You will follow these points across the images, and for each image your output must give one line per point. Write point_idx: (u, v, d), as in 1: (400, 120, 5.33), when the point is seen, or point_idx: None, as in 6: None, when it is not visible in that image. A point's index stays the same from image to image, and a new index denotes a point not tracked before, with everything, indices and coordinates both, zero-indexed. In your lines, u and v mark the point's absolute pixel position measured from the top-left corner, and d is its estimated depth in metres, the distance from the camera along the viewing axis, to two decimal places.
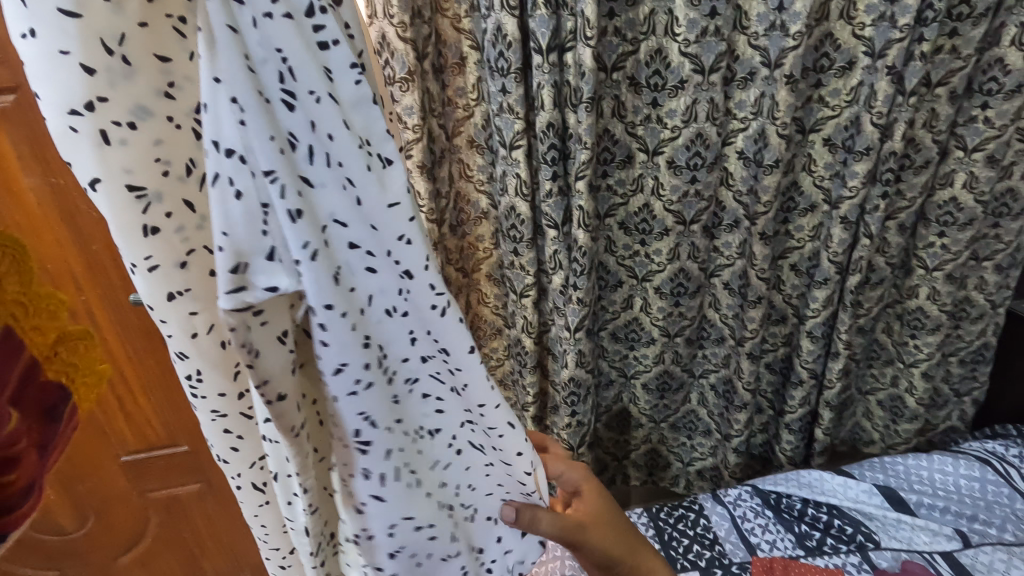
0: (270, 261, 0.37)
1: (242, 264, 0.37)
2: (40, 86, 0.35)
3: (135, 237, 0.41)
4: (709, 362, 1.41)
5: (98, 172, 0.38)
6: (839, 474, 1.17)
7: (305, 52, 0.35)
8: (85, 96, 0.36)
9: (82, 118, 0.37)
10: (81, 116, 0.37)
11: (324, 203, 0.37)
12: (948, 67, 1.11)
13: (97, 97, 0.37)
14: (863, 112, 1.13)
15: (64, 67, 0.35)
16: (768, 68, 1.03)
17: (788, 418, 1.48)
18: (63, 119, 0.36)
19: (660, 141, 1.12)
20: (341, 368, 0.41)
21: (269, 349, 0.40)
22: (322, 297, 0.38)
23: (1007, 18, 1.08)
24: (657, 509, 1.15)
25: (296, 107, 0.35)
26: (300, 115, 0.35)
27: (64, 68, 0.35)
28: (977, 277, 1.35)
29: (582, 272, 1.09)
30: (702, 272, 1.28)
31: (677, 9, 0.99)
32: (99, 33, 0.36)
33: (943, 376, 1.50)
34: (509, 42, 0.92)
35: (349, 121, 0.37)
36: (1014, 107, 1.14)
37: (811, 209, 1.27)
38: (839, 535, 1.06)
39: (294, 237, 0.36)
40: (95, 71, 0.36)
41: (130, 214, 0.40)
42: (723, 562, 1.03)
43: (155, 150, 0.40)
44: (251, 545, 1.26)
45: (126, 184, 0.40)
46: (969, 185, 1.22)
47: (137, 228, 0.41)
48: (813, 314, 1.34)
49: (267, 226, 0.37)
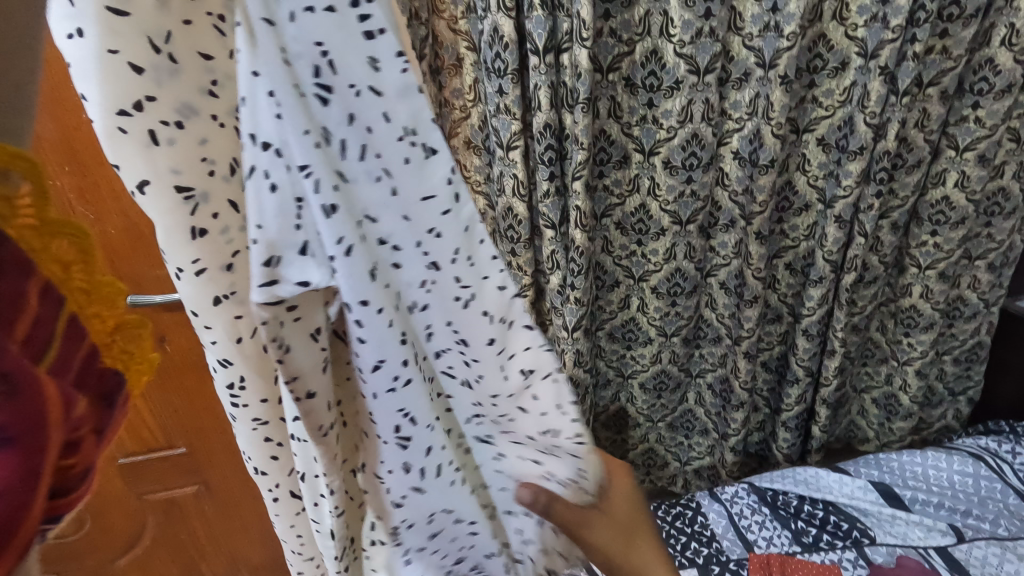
0: (301, 257, 0.33)
1: (274, 259, 0.32)
2: (85, 85, 0.30)
3: (182, 240, 0.35)
4: (706, 362, 1.42)
5: (147, 174, 0.33)
6: (834, 471, 1.18)
7: (351, 40, 0.30)
8: (130, 95, 0.31)
9: (130, 118, 0.31)
10: (129, 116, 0.31)
11: (361, 197, 0.33)
12: (939, 67, 1.12)
13: (144, 96, 0.31)
14: (857, 112, 1.14)
15: (106, 65, 0.30)
16: (763, 68, 1.04)
17: (784, 416, 1.49)
18: (107, 120, 0.31)
19: (656, 142, 1.13)
20: (378, 368, 0.36)
21: (298, 349, 0.37)
22: (358, 294, 0.33)
23: (998, 19, 1.09)
24: (655, 507, 1.15)
25: (330, 101, 0.31)
26: (335, 110, 0.31)
27: (109, 65, 0.30)
28: (971, 276, 1.37)
29: (580, 272, 1.10)
30: (699, 272, 1.28)
31: (672, 10, 0.99)
32: (146, 29, 0.30)
33: (937, 374, 1.51)
34: (505, 43, 0.92)
35: (391, 109, 0.32)
36: (1004, 107, 1.15)
37: (806, 208, 1.28)
38: (835, 531, 1.07)
39: (327, 232, 0.32)
40: (143, 69, 0.31)
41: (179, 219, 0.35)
42: (721, 559, 1.04)
43: (201, 150, 0.34)
44: (250, 548, 1.26)
45: (175, 185, 0.34)
46: (961, 185, 1.23)
47: (184, 231, 0.35)
48: (808, 312, 1.35)
49: (301, 221, 0.32)
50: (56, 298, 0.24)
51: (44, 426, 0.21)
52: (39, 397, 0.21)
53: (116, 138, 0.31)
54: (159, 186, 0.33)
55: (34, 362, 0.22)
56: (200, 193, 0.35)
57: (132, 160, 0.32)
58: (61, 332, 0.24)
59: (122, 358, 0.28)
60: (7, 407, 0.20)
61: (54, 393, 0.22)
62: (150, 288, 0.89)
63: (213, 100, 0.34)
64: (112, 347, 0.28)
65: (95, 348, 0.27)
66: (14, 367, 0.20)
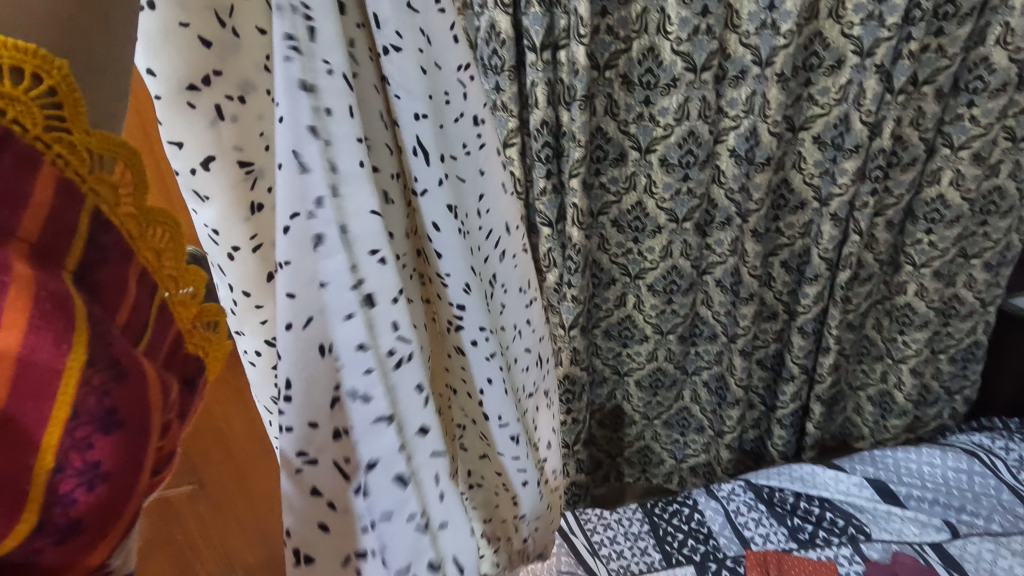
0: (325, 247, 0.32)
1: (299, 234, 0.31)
2: (151, 61, 0.28)
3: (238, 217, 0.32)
4: (702, 360, 1.42)
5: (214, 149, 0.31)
6: (830, 468, 1.19)
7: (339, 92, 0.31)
8: (198, 68, 0.29)
9: (199, 95, 0.29)
10: (199, 92, 0.29)
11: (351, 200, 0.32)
12: (934, 65, 1.12)
13: (213, 72, 0.29)
14: (852, 110, 1.14)
15: (175, 38, 0.28)
16: (759, 66, 1.04)
17: (780, 413, 1.50)
18: (170, 93, 0.29)
19: (653, 139, 1.12)
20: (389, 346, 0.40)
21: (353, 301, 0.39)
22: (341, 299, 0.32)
23: (993, 18, 1.09)
24: (652, 504, 1.16)
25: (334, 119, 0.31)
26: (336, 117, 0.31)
27: (177, 40, 0.28)
28: (967, 275, 1.37)
29: (577, 270, 1.10)
30: (695, 269, 1.28)
31: (669, 7, 0.99)
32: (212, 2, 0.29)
33: (933, 373, 1.52)
34: (502, 39, 0.92)
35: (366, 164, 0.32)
36: (999, 106, 1.15)
37: (801, 207, 1.28)
38: (831, 527, 1.08)
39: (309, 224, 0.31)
40: (212, 45, 0.29)
41: (239, 196, 0.32)
42: (718, 556, 1.04)
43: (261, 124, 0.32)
44: None
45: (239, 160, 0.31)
46: (956, 183, 1.24)
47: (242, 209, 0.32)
48: (804, 310, 1.35)
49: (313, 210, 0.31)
50: (150, 285, 0.29)
51: (148, 409, 0.25)
52: (143, 377, 0.25)
53: (176, 112, 0.29)
54: (223, 165, 0.31)
55: (132, 342, 0.27)
56: (259, 170, 0.32)
57: (192, 136, 0.30)
58: (155, 314, 0.29)
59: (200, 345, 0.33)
60: (120, 390, 0.24)
61: (154, 381, 0.26)
62: None
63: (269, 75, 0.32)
64: (192, 335, 0.32)
65: (179, 333, 0.31)
66: (123, 350, 0.25)
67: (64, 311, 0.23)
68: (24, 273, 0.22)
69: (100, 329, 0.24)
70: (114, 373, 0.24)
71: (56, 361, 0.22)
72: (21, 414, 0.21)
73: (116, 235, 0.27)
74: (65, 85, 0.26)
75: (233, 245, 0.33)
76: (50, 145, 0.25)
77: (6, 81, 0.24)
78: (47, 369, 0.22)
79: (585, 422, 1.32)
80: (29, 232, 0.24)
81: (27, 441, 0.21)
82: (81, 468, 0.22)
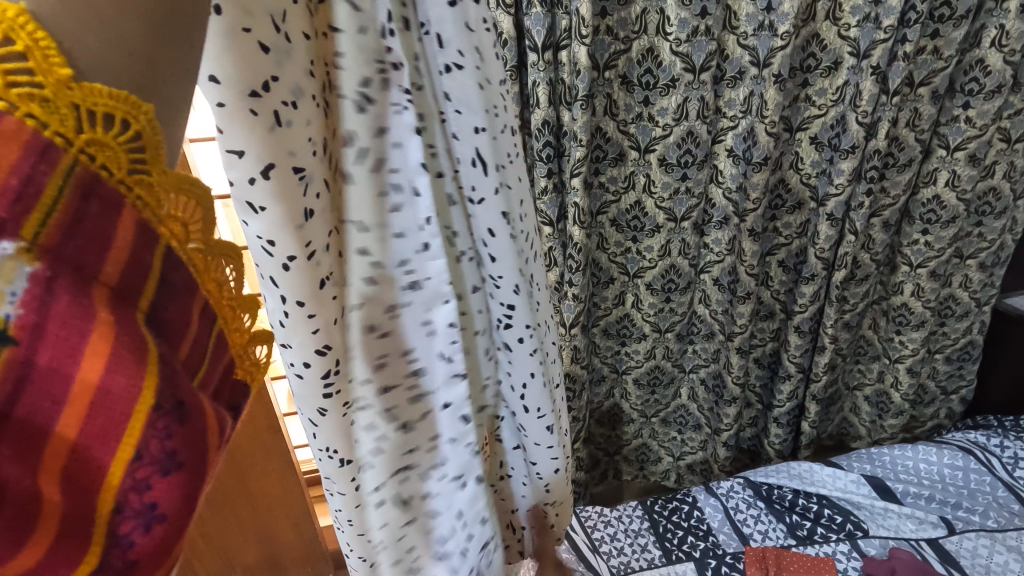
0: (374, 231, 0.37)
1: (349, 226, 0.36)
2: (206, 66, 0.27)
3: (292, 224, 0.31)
4: (699, 358, 1.43)
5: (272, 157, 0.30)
6: (828, 465, 1.19)
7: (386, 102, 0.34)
8: (257, 75, 0.28)
9: (258, 102, 0.28)
10: (257, 99, 0.28)
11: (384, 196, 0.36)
12: (930, 67, 1.13)
13: (269, 78, 0.29)
14: (848, 111, 1.15)
15: (233, 44, 0.27)
16: (757, 67, 1.05)
17: (777, 412, 1.51)
18: (228, 100, 0.28)
19: (651, 139, 1.13)
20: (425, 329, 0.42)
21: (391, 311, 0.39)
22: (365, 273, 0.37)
23: (988, 20, 1.11)
24: (652, 501, 1.16)
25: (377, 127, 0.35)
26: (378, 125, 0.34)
27: (238, 46, 0.27)
28: (962, 275, 1.39)
29: (577, 268, 1.11)
30: (692, 268, 1.29)
31: (668, 9, 1.00)
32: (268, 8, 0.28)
33: (930, 372, 1.54)
34: (504, 39, 0.93)
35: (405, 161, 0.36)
36: (995, 107, 1.17)
37: (798, 207, 1.30)
38: (829, 524, 1.09)
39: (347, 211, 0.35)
40: (270, 51, 0.28)
41: (296, 203, 0.31)
42: (717, 552, 1.05)
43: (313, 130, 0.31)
44: (246, 549, 1.26)
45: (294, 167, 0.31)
46: (952, 184, 1.25)
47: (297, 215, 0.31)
48: (800, 309, 1.36)
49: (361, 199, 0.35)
50: (211, 317, 0.27)
51: (204, 449, 0.25)
52: (200, 416, 0.25)
53: (240, 121, 0.28)
54: (281, 171, 0.30)
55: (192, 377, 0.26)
56: (310, 175, 0.32)
57: (255, 145, 0.29)
58: (214, 340, 0.28)
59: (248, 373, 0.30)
60: (180, 431, 0.24)
61: (210, 416, 0.25)
62: None
63: (313, 80, 0.31)
64: (242, 361, 0.30)
65: (233, 361, 0.29)
66: (188, 391, 0.24)
67: (136, 345, 0.23)
68: (103, 320, 0.22)
69: (169, 370, 0.24)
70: (178, 412, 0.23)
71: (127, 399, 0.22)
72: (88, 445, 0.22)
73: (187, 270, 0.26)
74: (149, 128, 0.24)
75: (288, 252, 0.32)
76: (131, 188, 0.24)
77: (94, 126, 0.22)
78: (117, 402, 0.22)
79: (585, 420, 1.33)
80: (110, 275, 0.23)
81: (93, 473, 0.22)
82: (139, 509, 0.23)
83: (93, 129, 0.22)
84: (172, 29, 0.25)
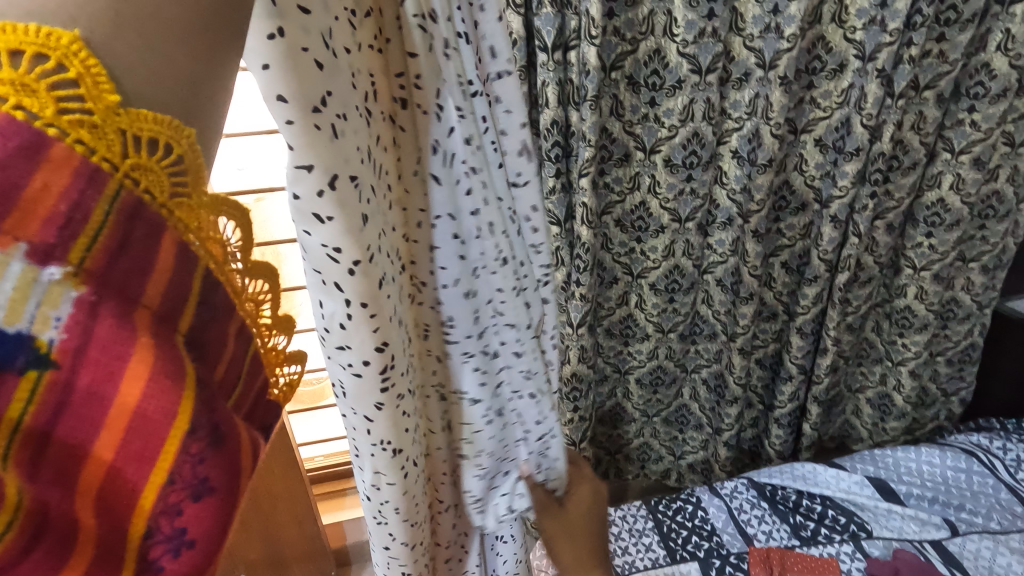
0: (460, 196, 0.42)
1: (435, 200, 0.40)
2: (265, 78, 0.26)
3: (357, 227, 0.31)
4: (701, 358, 1.43)
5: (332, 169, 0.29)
6: (831, 466, 1.20)
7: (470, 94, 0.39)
8: (315, 90, 0.28)
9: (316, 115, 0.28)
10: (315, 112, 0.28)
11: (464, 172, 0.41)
12: (935, 70, 1.14)
13: (325, 91, 0.28)
14: (853, 114, 1.15)
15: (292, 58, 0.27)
16: (763, 69, 1.05)
17: (778, 412, 1.52)
18: (283, 113, 0.27)
19: (657, 140, 1.13)
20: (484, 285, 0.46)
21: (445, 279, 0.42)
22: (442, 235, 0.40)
23: (993, 24, 1.11)
24: (656, 501, 1.17)
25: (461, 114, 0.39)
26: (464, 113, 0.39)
27: (294, 60, 0.27)
28: (964, 278, 1.39)
29: (585, 269, 1.11)
30: (696, 269, 1.30)
31: (676, 10, 1.00)
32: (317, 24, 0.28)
33: (931, 375, 1.54)
34: (514, 39, 0.93)
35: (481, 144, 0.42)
36: (999, 111, 1.17)
37: (802, 208, 1.30)
38: (833, 525, 1.09)
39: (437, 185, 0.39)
40: (324, 64, 0.28)
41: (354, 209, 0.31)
42: (722, 552, 1.06)
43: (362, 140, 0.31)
44: (251, 544, 1.27)
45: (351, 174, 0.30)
46: (956, 188, 1.26)
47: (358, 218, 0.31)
48: (803, 310, 1.37)
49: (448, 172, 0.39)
50: (247, 340, 0.24)
51: (240, 474, 0.22)
52: (241, 441, 0.22)
53: (304, 135, 0.28)
54: (343, 181, 0.30)
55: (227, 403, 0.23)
56: (362, 180, 0.31)
57: (320, 157, 0.29)
58: (250, 364, 0.24)
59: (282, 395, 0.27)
60: (216, 457, 0.20)
61: (247, 442, 0.22)
62: None
63: (355, 91, 0.31)
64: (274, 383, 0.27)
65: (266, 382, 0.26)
66: (225, 416, 0.21)
67: (174, 371, 0.19)
68: (141, 347, 0.19)
69: (208, 394, 0.20)
70: (215, 442, 0.20)
71: (162, 425, 0.19)
72: (123, 471, 0.19)
73: (224, 290, 0.23)
74: (190, 151, 0.22)
75: (353, 258, 0.31)
76: (171, 210, 0.21)
77: (137, 148, 0.20)
78: (155, 426, 0.19)
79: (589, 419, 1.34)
80: (152, 299, 0.20)
81: (127, 502, 0.19)
82: (170, 535, 0.20)
83: (137, 153, 0.20)
84: (214, 39, 0.24)
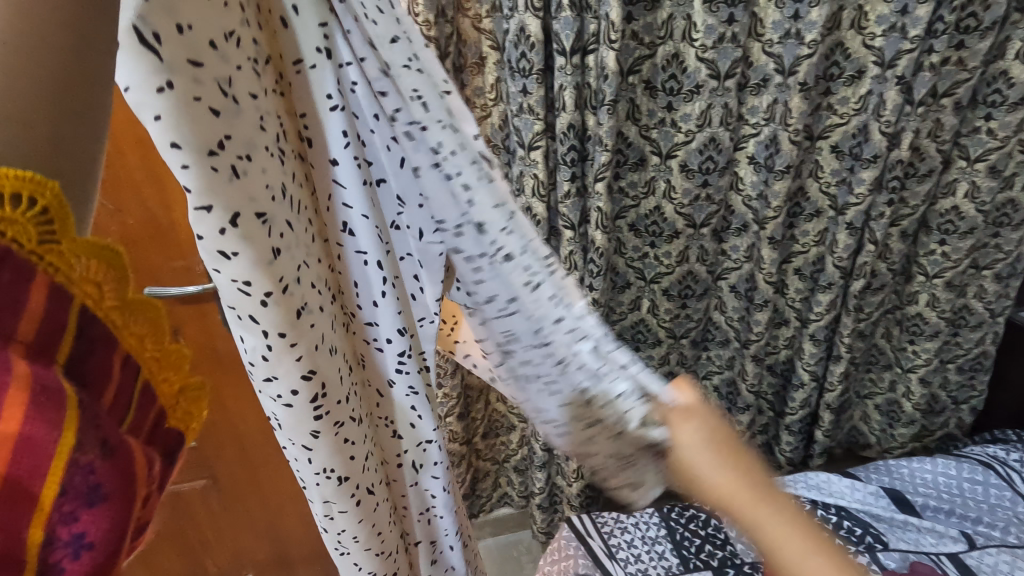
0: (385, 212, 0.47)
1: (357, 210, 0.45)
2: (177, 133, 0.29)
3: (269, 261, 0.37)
4: (713, 364, 1.43)
5: (234, 207, 0.33)
6: (845, 476, 1.19)
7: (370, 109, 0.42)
8: (213, 136, 0.31)
9: (217, 156, 0.32)
10: (216, 155, 0.32)
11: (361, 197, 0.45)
12: (954, 78, 1.13)
13: (224, 135, 0.32)
14: (872, 121, 1.15)
15: (178, 109, 0.29)
16: (781, 75, 1.05)
17: (789, 419, 1.51)
18: (177, 157, 0.30)
19: (673, 144, 1.13)
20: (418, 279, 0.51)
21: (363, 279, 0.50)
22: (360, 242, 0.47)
23: (1013, 32, 1.10)
24: (668, 509, 1.16)
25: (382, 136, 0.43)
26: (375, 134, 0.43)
27: (191, 111, 0.30)
28: (977, 286, 1.38)
29: (599, 273, 1.11)
30: (710, 274, 1.30)
31: (696, 15, 0.99)
32: (214, 74, 0.31)
33: (941, 382, 1.53)
34: (531, 43, 0.92)
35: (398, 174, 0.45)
36: (1017, 119, 1.16)
37: (817, 215, 1.28)
38: (848, 535, 1.08)
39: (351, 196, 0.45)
40: (220, 112, 0.32)
41: (262, 242, 0.36)
42: (736, 562, 1.05)
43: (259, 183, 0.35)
44: (257, 542, 1.28)
45: (256, 211, 0.35)
46: (971, 196, 1.25)
47: (268, 252, 0.37)
48: (816, 317, 1.36)
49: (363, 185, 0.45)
50: (134, 367, 0.26)
51: (133, 483, 0.23)
52: (130, 453, 0.23)
53: (203, 178, 0.31)
54: (246, 218, 0.34)
55: (118, 423, 0.25)
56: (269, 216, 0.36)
57: (219, 199, 0.32)
58: (140, 393, 0.26)
59: (184, 419, 0.29)
60: (107, 464, 0.22)
61: (138, 456, 0.24)
62: (164, 279, 0.82)
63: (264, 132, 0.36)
64: (176, 409, 0.29)
65: (164, 411, 0.28)
66: (112, 432, 0.23)
67: (52, 392, 0.21)
68: (17, 369, 0.21)
69: (90, 411, 0.22)
70: (104, 449, 0.22)
71: (48, 440, 0.20)
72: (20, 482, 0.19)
73: (104, 325, 0.25)
74: (57, 203, 0.24)
75: (264, 289, 0.37)
76: (42, 256, 0.23)
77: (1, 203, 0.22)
78: (41, 444, 0.20)
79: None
80: (25, 333, 0.22)
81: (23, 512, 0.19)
82: (69, 539, 0.20)
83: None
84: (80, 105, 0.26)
